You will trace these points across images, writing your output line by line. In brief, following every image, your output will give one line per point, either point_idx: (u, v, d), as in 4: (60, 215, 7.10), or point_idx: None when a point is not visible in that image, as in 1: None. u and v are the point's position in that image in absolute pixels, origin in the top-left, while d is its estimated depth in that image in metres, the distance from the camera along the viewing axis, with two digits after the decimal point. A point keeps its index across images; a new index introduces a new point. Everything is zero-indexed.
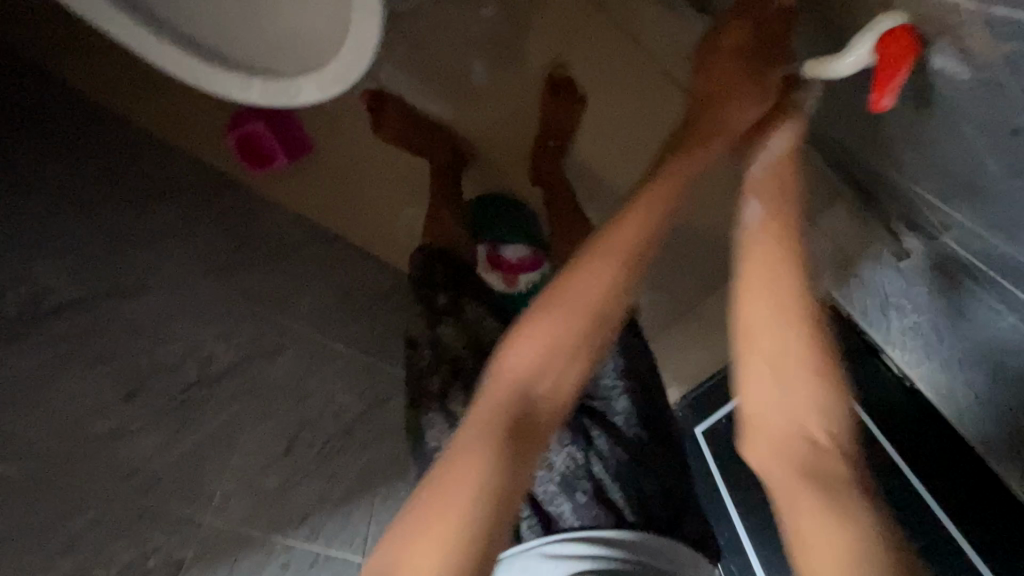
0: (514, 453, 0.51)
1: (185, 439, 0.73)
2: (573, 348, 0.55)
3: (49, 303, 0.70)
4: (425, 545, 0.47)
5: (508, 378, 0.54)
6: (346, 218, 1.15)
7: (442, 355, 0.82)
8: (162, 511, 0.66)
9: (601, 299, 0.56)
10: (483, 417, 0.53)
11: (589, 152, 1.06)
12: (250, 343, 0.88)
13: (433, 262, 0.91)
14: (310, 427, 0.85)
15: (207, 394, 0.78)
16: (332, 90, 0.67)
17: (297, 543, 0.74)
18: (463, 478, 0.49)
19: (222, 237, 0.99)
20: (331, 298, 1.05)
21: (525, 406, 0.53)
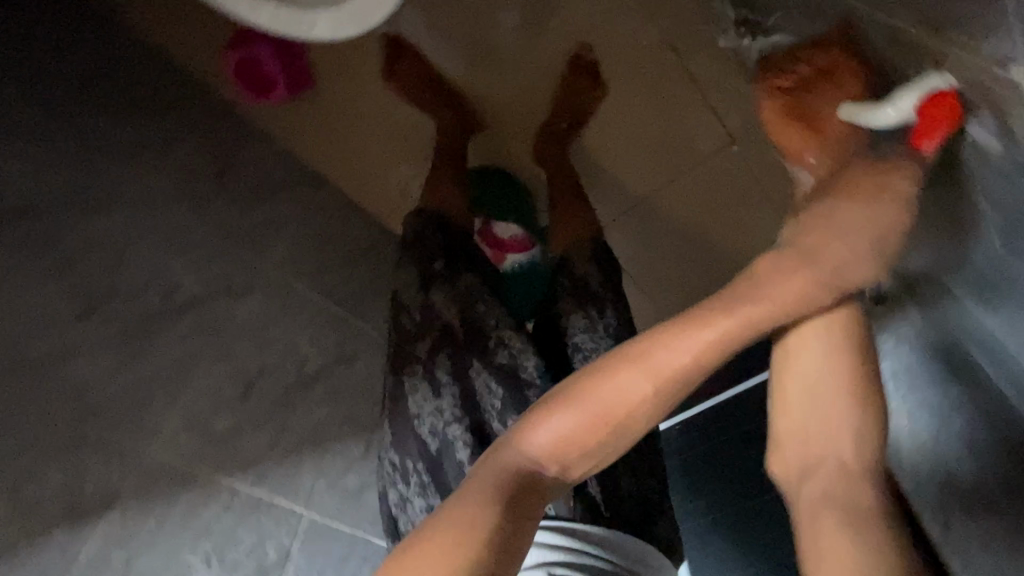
0: (522, 522, 0.44)
1: (136, 367, 0.69)
2: (598, 448, 0.47)
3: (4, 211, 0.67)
4: None
5: (518, 453, 0.46)
6: (338, 163, 1.09)
7: (430, 322, 0.83)
8: (103, 438, 0.63)
9: (661, 376, 0.48)
10: (495, 471, 0.46)
11: (599, 143, 1.05)
12: (219, 278, 0.85)
13: (431, 226, 0.89)
14: (270, 374, 0.83)
15: (168, 324, 0.75)
16: (350, 31, 0.64)
17: (240, 488, 0.72)
18: (462, 537, 0.42)
19: (203, 163, 0.94)
20: (312, 244, 1.01)
21: (543, 471, 0.46)
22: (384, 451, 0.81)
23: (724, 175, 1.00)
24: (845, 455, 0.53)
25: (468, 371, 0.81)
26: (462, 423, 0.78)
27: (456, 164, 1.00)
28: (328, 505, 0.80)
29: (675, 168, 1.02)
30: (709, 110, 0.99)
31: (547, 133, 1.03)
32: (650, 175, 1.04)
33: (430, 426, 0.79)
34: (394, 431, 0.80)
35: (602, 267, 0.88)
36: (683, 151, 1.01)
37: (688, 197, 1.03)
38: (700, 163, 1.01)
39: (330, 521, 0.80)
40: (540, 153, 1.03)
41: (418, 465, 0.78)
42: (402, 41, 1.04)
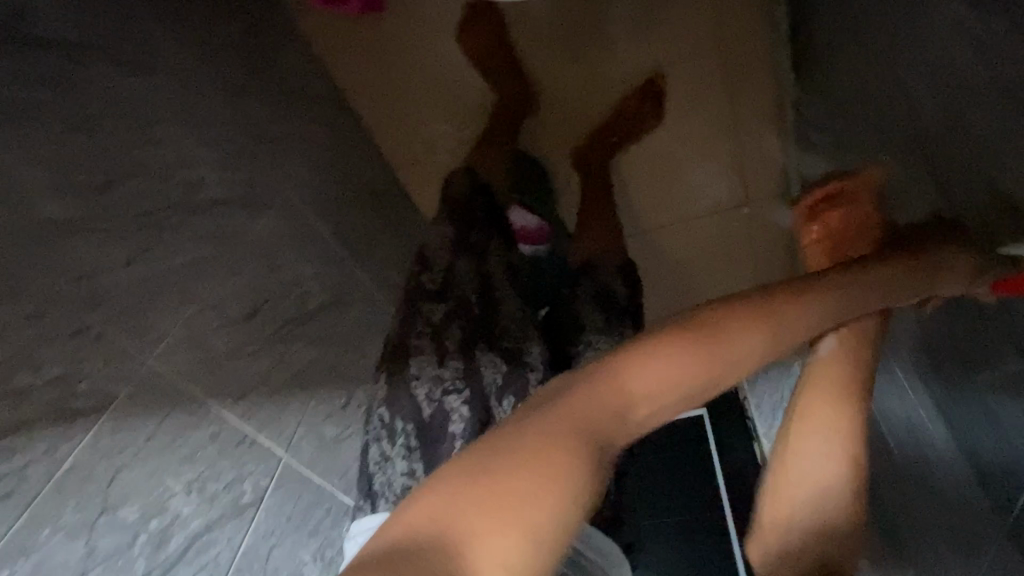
0: (607, 461, 0.43)
1: (152, 262, 0.62)
2: (695, 395, 0.48)
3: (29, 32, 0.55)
4: (510, 533, 0.37)
5: (615, 389, 0.46)
6: (374, 104, 1.06)
7: (450, 288, 0.80)
8: (109, 333, 0.56)
9: (762, 336, 0.51)
10: (590, 402, 0.44)
11: (627, 162, 1.08)
12: (241, 186, 0.78)
13: (470, 191, 0.88)
14: (274, 300, 0.79)
15: (184, 223, 0.67)
16: None
17: (230, 416, 0.68)
18: (565, 458, 0.41)
19: (235, 54, 0.85)
20: (331, 177, 0.96)
21: (632, 409, 0.46)
22: (373, 406, 0.76)
23: (727, 231, 1.08)
24: (831, 532, 0.56)
25: (475, 348, 0.77)
26: (463, 395, 0.73)
27: (505, 142, 1.00)
28: (303, 453, 0.77)
29: (683, 213, 1.09)
30: (737, 171, 1.05)
31: (595, 142, 1.04)
32: (659, 208, 1.09)
33: (428, 394, 0.74)
34: (387, 389, 0.74)
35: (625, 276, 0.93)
36: (693, 202, 1.08)
37: (686, 244, 1.10)
38: (707, 217, 1.08)
39: (303, 469, 0.77)
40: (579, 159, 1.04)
41: (408, 428, 0.73)
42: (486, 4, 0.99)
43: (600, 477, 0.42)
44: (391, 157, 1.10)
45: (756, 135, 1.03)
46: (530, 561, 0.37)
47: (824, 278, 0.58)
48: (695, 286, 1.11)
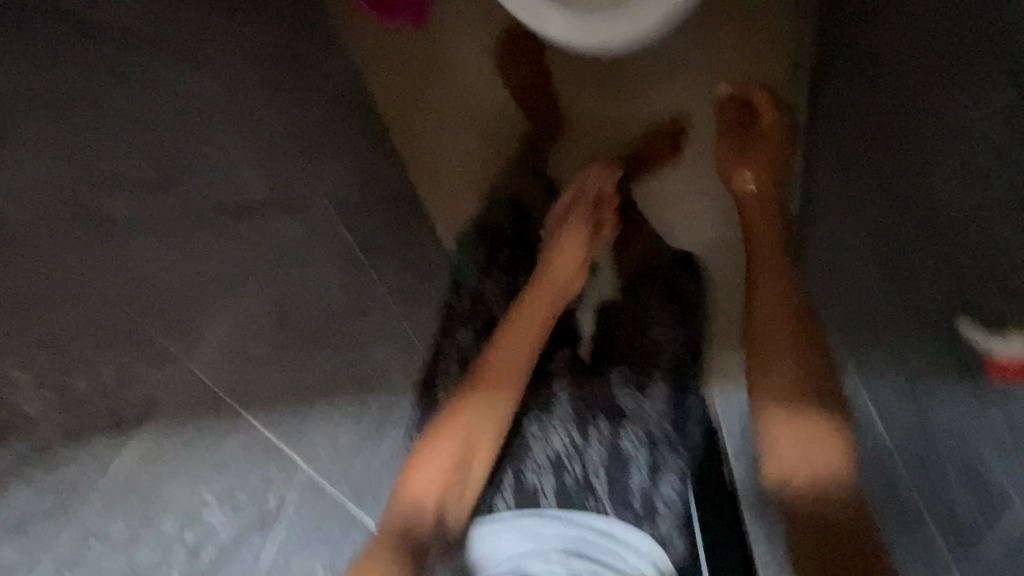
0: (410, 552, 0.69)
1: (198, 264, 0.61)
2: (444, 486, 0.76)
3: (80, 27, 0.55)
4: (382, 550, 0.68)
5: (402, 499, 0.74)
6: (402, 112, 1.11)
7: None
8: (154, 338, 0.55)
9: (481, 404, 0.81)
10: (386, 527, 0.70)
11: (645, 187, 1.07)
12: (280, 189, 0.77)
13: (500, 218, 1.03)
14: (307, 308, 0.77)
15: (229, 224, 0.66)
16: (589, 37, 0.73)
17: (257, 424, 0.67)
18: (373, 557, 0.67)
19: (271, 58, 0.85)
20: (359, 183, 0.96)
21: (417, 523, 0.71)
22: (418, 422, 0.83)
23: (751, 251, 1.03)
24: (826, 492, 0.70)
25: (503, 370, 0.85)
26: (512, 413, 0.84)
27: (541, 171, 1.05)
28: (322, 465, 0.76)
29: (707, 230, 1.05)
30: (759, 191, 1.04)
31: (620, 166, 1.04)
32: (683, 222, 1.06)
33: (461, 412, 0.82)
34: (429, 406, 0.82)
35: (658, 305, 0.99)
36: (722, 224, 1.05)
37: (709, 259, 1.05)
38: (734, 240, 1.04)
39: (320, 481, 0.76)
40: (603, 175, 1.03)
41: None
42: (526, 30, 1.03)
43: (407, 546, 0.69)
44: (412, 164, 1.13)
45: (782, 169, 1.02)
46: (385, 550, 0.68)
47: (756, 308, 0.83)
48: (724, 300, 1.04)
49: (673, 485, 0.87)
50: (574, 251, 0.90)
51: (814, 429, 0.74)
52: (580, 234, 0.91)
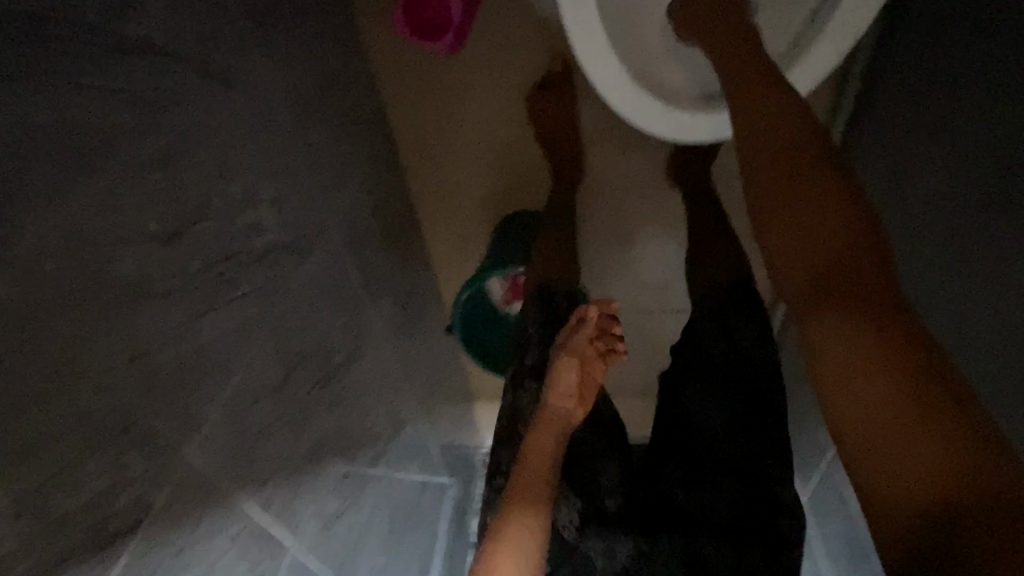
0: None
1: (209, 328, 0.52)
2: None
3: (136, 33, 0.44)
4: None
5: None
6: (420, 135, 1.08)
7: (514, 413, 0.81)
8: (156, 427, 0.46)
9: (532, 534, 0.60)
10: None
11: (639, 227, 1.13)
12: (294, 228, 0.69)
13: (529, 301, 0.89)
14: (306, 361, 0.70)
15: (243, 278, 0.57)
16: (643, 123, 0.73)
17: (252, 509, 0.58)
18: None
19: (307, 67, 0.76)
20: (360, 214, 0.90)
21: None
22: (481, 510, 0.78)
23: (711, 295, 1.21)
24: None
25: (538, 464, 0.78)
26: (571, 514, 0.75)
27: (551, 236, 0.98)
28: (307, 539, 0.69)
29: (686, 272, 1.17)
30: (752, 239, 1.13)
31: (621, 214, 1.13)
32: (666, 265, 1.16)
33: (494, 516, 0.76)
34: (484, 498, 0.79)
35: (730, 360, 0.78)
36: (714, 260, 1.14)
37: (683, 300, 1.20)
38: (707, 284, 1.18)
39: (305, 557, 0.68)
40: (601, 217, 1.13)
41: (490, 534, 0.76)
42: (558, 77, 1.01)
43: None
44: (420, 183, 1.13)
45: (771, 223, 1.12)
46: None
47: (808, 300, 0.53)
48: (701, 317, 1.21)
49: None
50: (570, 378, 0.72)
51: (880, 388, 0.46)
52: (573, 367, 0.72)
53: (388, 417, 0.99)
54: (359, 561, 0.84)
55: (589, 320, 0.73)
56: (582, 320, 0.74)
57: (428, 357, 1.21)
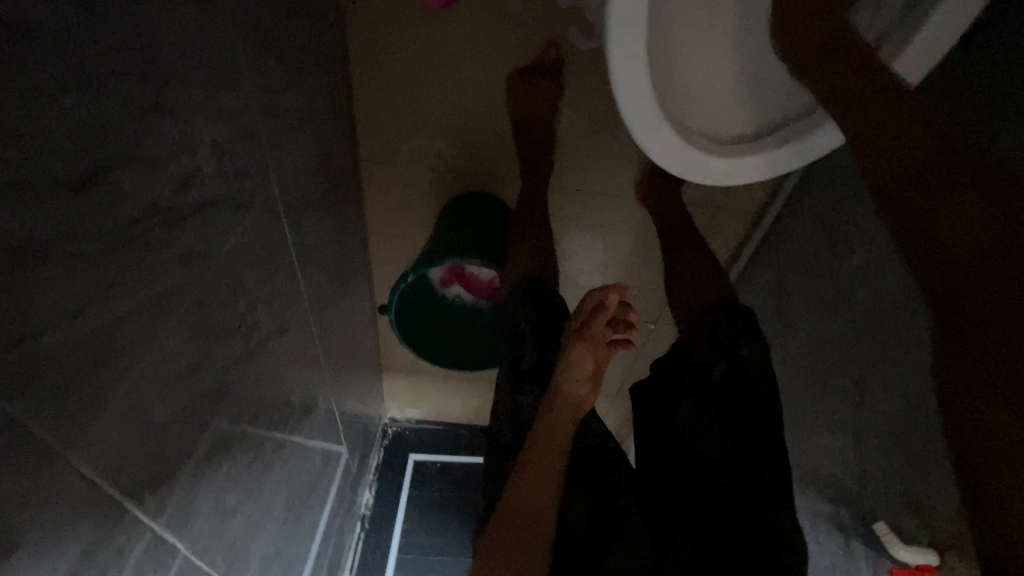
0: None
1: (119, 300, 0.41)
2: None
3: None
4: None
5: None
6: (384, 90, 0.97)
7: (513, 403, 0.83)
8: (31, 432, 0.35)
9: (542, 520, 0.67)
10: None
11: (609, 222, 1.12)
12: (233, 180, 0.57)
13: (521, 292, 0.89)
14: (227, 335, 0.60)
15: (168, 239, 0.46)
16: (666, 162, 0.74)
17: (143, 516, 0.49)
18: None
19: None
20: (305, 167, 0.78)
21: None
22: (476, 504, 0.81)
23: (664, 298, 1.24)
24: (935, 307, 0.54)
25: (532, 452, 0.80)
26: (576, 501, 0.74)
27: (532, 231, 0.96)
28: (201, 540, 0.61)
29: (645, 270, 1.19)
30: (715, 244, 1.17)
31: (587, 211, 1.11)
32: (625, 263, 1.18)
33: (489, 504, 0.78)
34: (484, 491, 0.80)
35: (720, 359, 0.78)
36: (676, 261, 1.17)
37: None
38: (657, 290, 1.22)
39: (196, 558, 0.60)
40: (573, 205, 1.10)
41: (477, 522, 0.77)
42: (546, 64, 0.96)
43: None
44: (377, 143, 1.03)
45: (725, 241, 1.17)
46: None
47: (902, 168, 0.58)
48: (649, 315, 1.25)
49: None
50: (583, 366, 0.75)
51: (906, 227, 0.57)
52: (585, 362, 0.75)
53: (301, 395, 0.89)
54: (249, 555, 0.76)
55: (607, 306, 0.77)
56: (600, 308, 0.78)
57: (348, 329, 1.11)
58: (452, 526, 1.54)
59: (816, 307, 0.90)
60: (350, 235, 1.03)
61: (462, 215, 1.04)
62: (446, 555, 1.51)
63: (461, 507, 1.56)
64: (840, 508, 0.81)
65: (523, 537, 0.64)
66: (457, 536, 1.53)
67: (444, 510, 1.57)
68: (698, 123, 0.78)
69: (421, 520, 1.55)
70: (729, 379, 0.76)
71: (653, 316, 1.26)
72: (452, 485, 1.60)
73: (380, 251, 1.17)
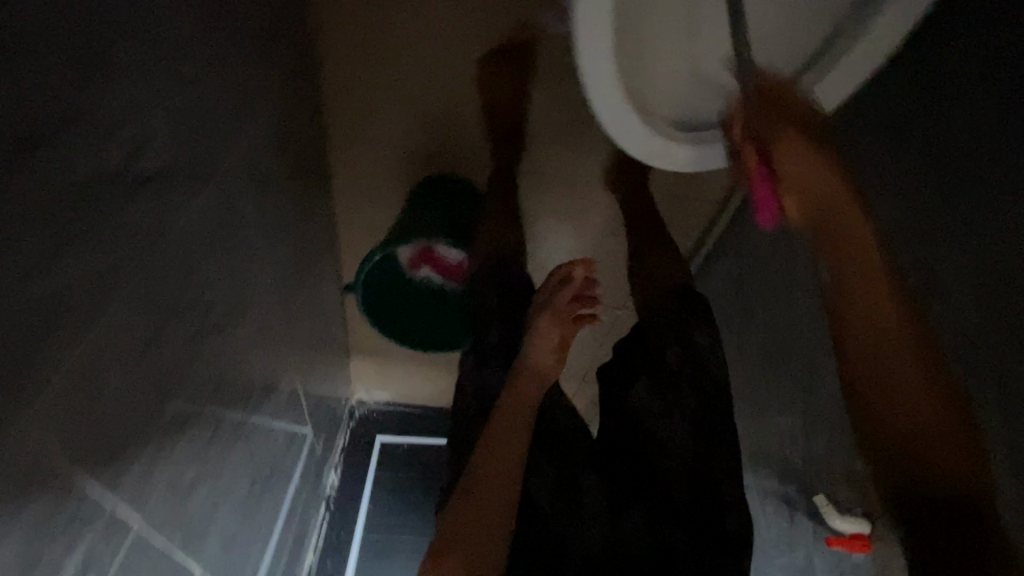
0: None
1: (66, 268, 0.40)
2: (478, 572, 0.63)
3: None
4: None
5: None
6: (351, 65, 0.95)
7: (478, 377, 0.84)
8: None
9: (508, 480, 0.68)
10: None
11: (576, 207, 1.14)
12: (191, 152, 0.56)
13: (490, 268, 0.90)
14: (184, 309, 0.59)
15: (117, 206, 0.45)
16: (629, 145, 0.74)
17: (95, 491, 0.48)
18: None
19: None
20: (267, 141, 0.76)
21: None
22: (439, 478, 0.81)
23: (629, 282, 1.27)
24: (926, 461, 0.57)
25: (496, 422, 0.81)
26: (542, 468, 0.76)
27: (500, 211, 0.96)
28: (157, 517, 0.60)
29: (611, 256, 1.21)
30: (680, 231, 1.20)
31: (556, 195, 1.12)
32: (592, 248, 1.20)
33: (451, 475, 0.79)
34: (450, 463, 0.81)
35: (678, 338, 0.81)
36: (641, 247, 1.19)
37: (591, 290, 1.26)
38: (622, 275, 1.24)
39: (152, 536, 0.59)
40: (541, 190, 1.11)
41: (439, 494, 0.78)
42: (518, 44, 0.96)
43: None
44: (342, 119, 1.01)
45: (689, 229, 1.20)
46: None
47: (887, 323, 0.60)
48: (615, 299, 1.28)
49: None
50: (548, 337, 0.77)
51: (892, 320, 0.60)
52: (551, 334, 0.76)
53: (264, 373, 0.88)
54: (210, 532, 0.76)
55: (574, 278, 0.79)
56: (567, 279, 0.80)
57: (314, 307, 1.10)
58: (418, 506, 1.56)
59: (772, 294, 0.93)
60: (316, 212, 1.01)
61: (432, 192, 1.04)
62: (413, 535, 1.53)
63: (428, 488, 1.58)
64: (787, 484, 0.85)
65: (488, 501, 0.66)
66: (423, 516, 1.55)
67: (410, 491, 1.58)
68: (664, 107, 0.79)
69: (387, 501, 1.56)
70: (688, 360, 0.79)
71: (620, 300, 1.28)
72: (418, 467, 1.61)
73: (347, 231, 1.15)
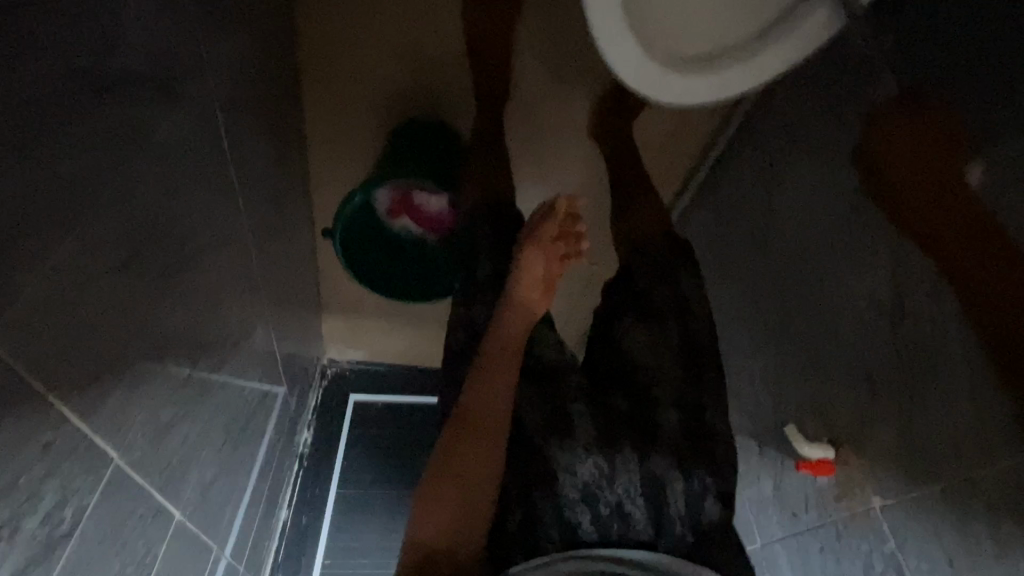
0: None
1: (39, 163, 0.37)
2: (475, 494, 0.65)
3: None
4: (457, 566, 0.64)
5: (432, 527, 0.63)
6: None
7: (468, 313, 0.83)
8: None
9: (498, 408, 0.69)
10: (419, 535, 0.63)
11: (559, 158, 1.13)
12: (166, 63, 0.52)
13: (477, 209, 0.89)
14: (160, 234, 0.56)
15: (89, 106, 0.42)
16: (625, 74, 0.73)
17: (71, 416, 0.46)
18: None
19: None
20: (242, 69, 0.72)
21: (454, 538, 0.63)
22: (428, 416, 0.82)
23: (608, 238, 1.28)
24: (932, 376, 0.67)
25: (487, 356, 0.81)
26: (532, 400, 0.75)
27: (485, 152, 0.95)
28: (135, 452, 0.57)
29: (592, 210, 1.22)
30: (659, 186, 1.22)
31: (538, 145, 1.11)
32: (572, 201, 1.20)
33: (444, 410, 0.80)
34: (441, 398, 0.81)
35: (662, 279, 0.83)
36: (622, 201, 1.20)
37: None
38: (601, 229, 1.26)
39: (131, 471, 0.57)
40: (524, 138, 1.10)
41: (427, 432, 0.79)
42: None
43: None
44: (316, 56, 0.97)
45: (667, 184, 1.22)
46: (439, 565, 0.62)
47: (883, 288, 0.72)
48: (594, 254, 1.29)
49: (677, 492, 0.73)
50: (532, 273, 0.76)
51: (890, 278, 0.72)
52: (534, 269, 0.76)
53: (239, 319, 0.85)
54: (187, 476, 0.73)
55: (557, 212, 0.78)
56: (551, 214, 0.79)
57: (288, 257, 1.06)
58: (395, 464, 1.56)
59: None
60: (290, 155, 0.97)
61: (413, 134, 1.01)
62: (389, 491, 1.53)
63: (405, 446, 1.58)
64: None
65: (476, 431, 0.67)
66: (400, 473, 1.55)
67: (387, 448, 1.57)
68: (658, 39, 0.78)
69: (363, 459, 1.55)
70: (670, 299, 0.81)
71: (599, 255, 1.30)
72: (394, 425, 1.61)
73: (320, 179, 1.11)
